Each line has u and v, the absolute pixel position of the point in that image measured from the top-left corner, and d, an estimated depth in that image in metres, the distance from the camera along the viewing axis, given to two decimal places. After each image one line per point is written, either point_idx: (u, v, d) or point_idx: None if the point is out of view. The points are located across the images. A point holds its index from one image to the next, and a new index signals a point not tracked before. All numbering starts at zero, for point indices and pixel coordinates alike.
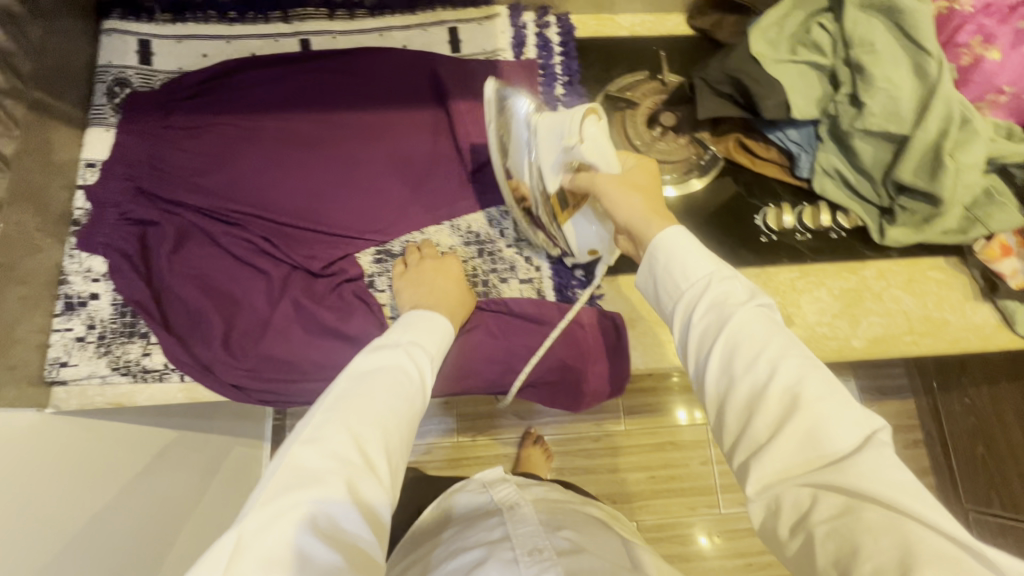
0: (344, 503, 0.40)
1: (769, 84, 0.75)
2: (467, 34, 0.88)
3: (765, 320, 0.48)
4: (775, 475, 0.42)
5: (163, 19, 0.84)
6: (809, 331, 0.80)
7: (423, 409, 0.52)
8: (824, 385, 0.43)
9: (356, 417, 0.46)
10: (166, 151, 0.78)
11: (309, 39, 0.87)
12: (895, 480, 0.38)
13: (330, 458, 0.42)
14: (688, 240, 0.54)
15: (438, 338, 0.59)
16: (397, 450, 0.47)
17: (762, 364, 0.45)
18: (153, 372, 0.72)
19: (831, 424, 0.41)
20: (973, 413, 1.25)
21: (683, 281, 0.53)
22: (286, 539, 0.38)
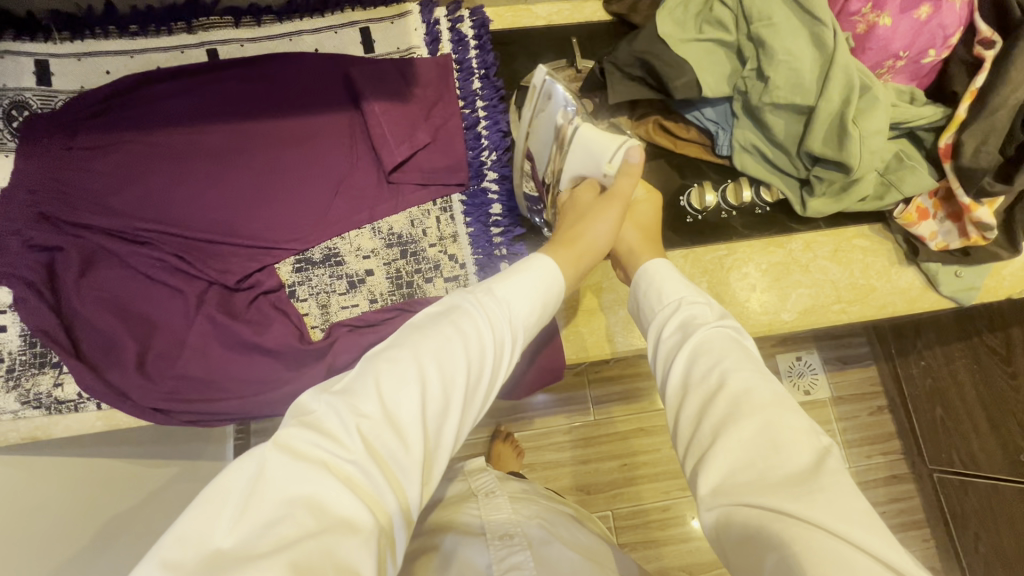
0: (369, 459, 0.37)
1: (677, 64, 0.75)
2: (380, 33, 0.87)
3: (727, 340, 0.52)
4: (722, 485, 0.41)
5: (60, 37, 0.81)
6: (740, 308, 0.81)
7: (485, 381, 0.45)
8: (777, 401, 0.45)
9: (401, 370, 0.42)
10: (67, 173, 0.75)
11: (217, 48, 0.85)
12: (850, 509, 0.37)
13: (365, 408, 0.39)
14: (670, 270, 0.61)
15: (530, 285, 0.52)
16: (440, 417, 0.42)
17: (714, 375, 0.48)
18: (67, 403, 0.69)
19: (784, 439, 0.42)
20: (931, 374, 1.25)
21: (658, 301, 0.59)
22: (300, 482, 0.35)
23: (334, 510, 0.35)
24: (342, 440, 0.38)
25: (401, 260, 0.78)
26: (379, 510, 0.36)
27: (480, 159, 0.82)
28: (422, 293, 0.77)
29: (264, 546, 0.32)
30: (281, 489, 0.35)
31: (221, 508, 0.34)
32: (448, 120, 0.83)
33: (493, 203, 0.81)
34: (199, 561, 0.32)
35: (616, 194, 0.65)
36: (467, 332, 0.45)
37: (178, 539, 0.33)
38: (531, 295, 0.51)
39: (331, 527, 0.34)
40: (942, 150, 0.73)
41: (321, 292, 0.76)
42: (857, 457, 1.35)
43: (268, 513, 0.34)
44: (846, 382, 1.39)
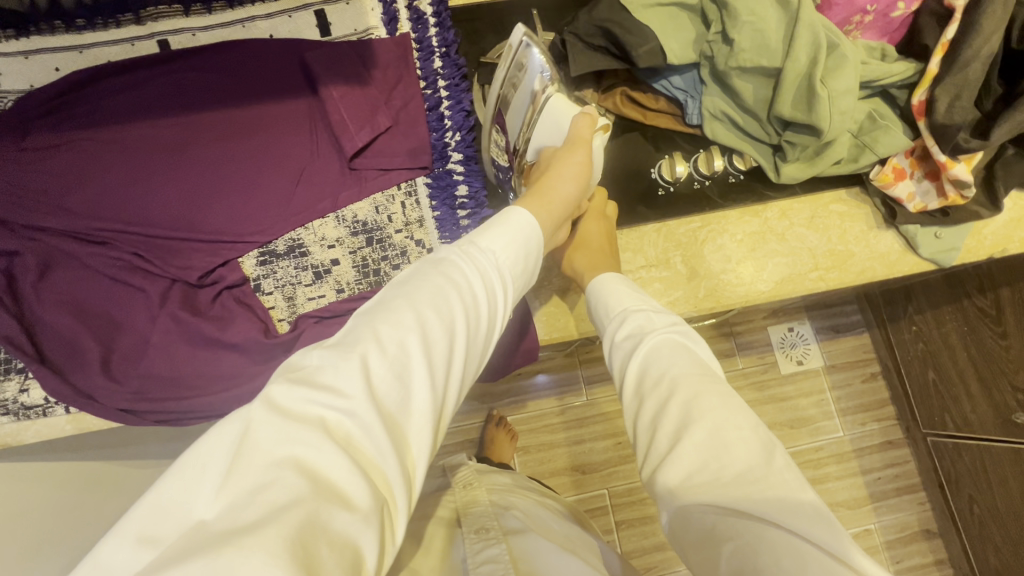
0: (365, 414, 0.35)
1: (640, 30, 0.72)
2: (335, 15, 0.84)
3: (675, 347, 0.51)
4: (678, 486, 0.41)
5: (6, 35, 0.79)
6: (716, 280, 0.79)
7: (477, 332, 0.44)
8: (727, 400, 0.45)
9: (393, 323, 0.40)
10: (22, 175, 0.74)
11: (167, 39, 0.82)
12: (794, 502, 0.37)
13: (359, 362, 0.37)
14: (619, 283, 0.62)
15: (515, 240, 0.50)
16: (442, 373, 0.40)
17: (664, 380, 0.48)
18: (35, 408, 0.69)
19: (732, 434, 0.42)
20: (921, 339, 1.24)
21: (610, 313, 0.59)
22: (290, 443, 0.32)
23: (329, 471, 0.32)
24: (338, 396, 0.35)
25: (367, 248, 0.76)
26: (377, 473, 0.34)
27: (444, 140, 0.80)
28: (390, 280, 0.76)
29: (250, 513, 0.29)
30: (271, 449, 0.32)
31: (200, 477, 0.31)
32: (409, 102, 0.81)
33: (459, 184, 0.79)
34: (180, 536, 0.28)
35: (575, 139, 0.65)
36: (457, 283, 0.44)
37: (155, 510, 0.30)
38: (523, 245, 0.50)
39: (327, 490, 0.31)
40: (915, 107, 0.70)
41: (287, 284, 0.75)
42: (850, 424, 1.34)
43: (255, 477, 0.31)
44: (838, 350, 1.38)
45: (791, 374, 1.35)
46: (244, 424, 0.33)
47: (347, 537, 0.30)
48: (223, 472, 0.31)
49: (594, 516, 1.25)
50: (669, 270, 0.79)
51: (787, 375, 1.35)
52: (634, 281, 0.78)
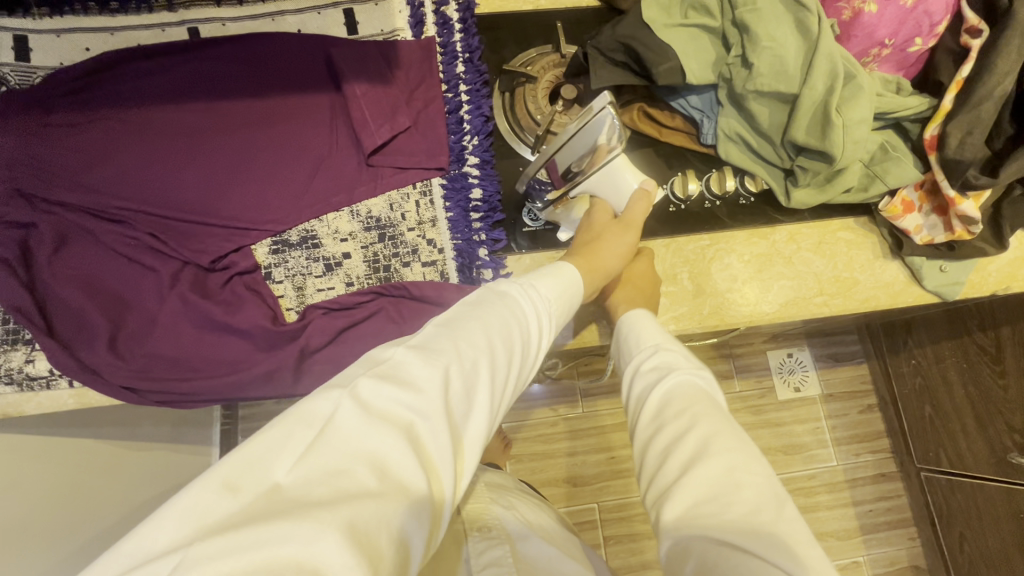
0: (436, 418, 0.38)
1: (661, 50, 0.74)
2: (364, 15, 0.86)
3: (694, 389, 0.51)
4: (688, 520, 0.42)
5: (41, 13, 0.81)
6: (722, 299, 0.80)
7: (524, 360, 0.47)
8: (746, 445, 0.46)
9: (467, 342, 0.43)
10: (47, 150, 0.76)
11: (198, 27, 0.84)
12: (805, 555, 0.39)
13: (438, 371, 0.40)
14: (648, 319, 0.62)
15: (561, 290, 0.54)
16: (496, 391, 0.43)
17: (684, 414, 0.49)
18: (38, 380, 0.69)
19: (750, 481, 0.43)
20: (920, 373, 1.24)
21: (635, 345, 0.59)
22: (372, 437, 0.36)
23: (399, 467, 0.35)
24: (417, 396, 0.38)
25: (379, 244, 0.77)
26: (435, 477, 0.37)
27: (461, 143, 0.81)
28: (400, 277, 0.76)
29: (323, 493, 0.32)
30: (351, 435, 0.35)
31: (285, 448, 0.34)
32: (430, 104, 0.82)
33: (474, 187, 0.79)
34: (263, 499, 0.31)
35: (629, 219, 0.71)
36: (518, 316, 0.48)
37: (239, 464, 0.33)
38: (566, 299, 0.55)
39: (394, 484, 0.34)
40: (928, 141, 0.71)
41: (297, 273, 0.75)
42: (843, 454, 1.34)
43: (335, 460, 0.34)
44: (837, 379, 1.39)
45: (788, 401, 1.36)
46: (330, 411, 0.36)
47: (404, 531, 0.33)
48: (306, 447, 0.34)
49: (582, 529, 1.24)
50: (676, 286, 0.80)
51: (783, 401, 1.36)
52: None
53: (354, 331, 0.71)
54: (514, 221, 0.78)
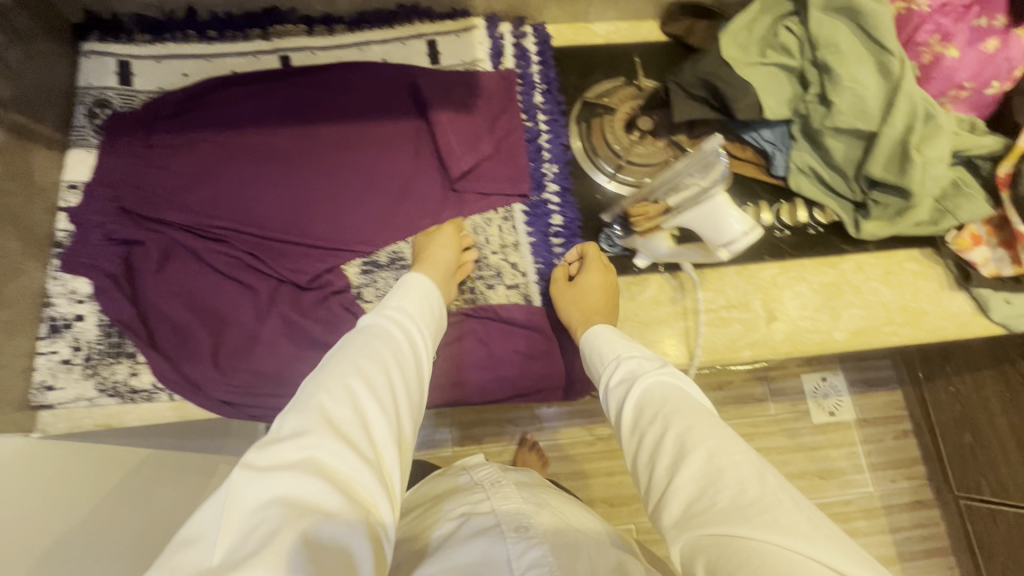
0: (321, 434, 0.43)
1: (741, 87, 0.77)
2: (447, 46, 0.89)
3: (669, 386, 0.55)
4: (681, 518, 0.44)
5: (143, 39, 0.84)
6: (793, 326, 0.82)
7: (405, 373, 0.53)
8: (718, 428, 0.48)
9: (347, 380, 0.48)
10: (150, 171, 0.79)
11: (290, 55, 0.87)
12: (791, 521, 0.40)
13: (313, 411, 0.45)
14: (612, 331, 0.67)
15: (422, 304, 0.62)
16: (388, 406, 0.49)
17: (658, 416, 0.52)
18: (141, 392, 0.71)
19: (724, 459, 0.45)
20: (959, 400, 1.24)
21: (604, 361, 0.63)
22: (279, 484, 0.40)
23: (319, 492, 0.40)
24: (299, 438, 0.43)
25: (465, 267, 0.80)
26: (357, 489, 0.42)
27: (541, 171, 0.84)
28: (485, 299, 0.79)
29: (252, 546, 0.37)
30: (256, 487, 0.40)
31: (220, 520, 0.39)
32: (511, 133, 0.85)
33: (554, 213, 0.83)
34: (219, 551, 0.37)
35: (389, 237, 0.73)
36: (391, 339, 0.55)
37: (170, 563, 0.36)
38: (421, 304, 0.63)
39: (308, 506, 0.40)
40: (1000, 179, 0.74)
41: (387, 293, 0.78)
42: (880, 479, 1.35)
43: (257, 500, 0.40)
44: (870, 404, 1.39)
45: (825, 425, 1.36)
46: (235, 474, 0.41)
47: (336, 540, 0.39)
48: (236, 501, 0.40)
49: None
50: (749, 312, 0.82)
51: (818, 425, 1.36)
52: (715, 320, 0.81)
53: (447, 349, 0.76)
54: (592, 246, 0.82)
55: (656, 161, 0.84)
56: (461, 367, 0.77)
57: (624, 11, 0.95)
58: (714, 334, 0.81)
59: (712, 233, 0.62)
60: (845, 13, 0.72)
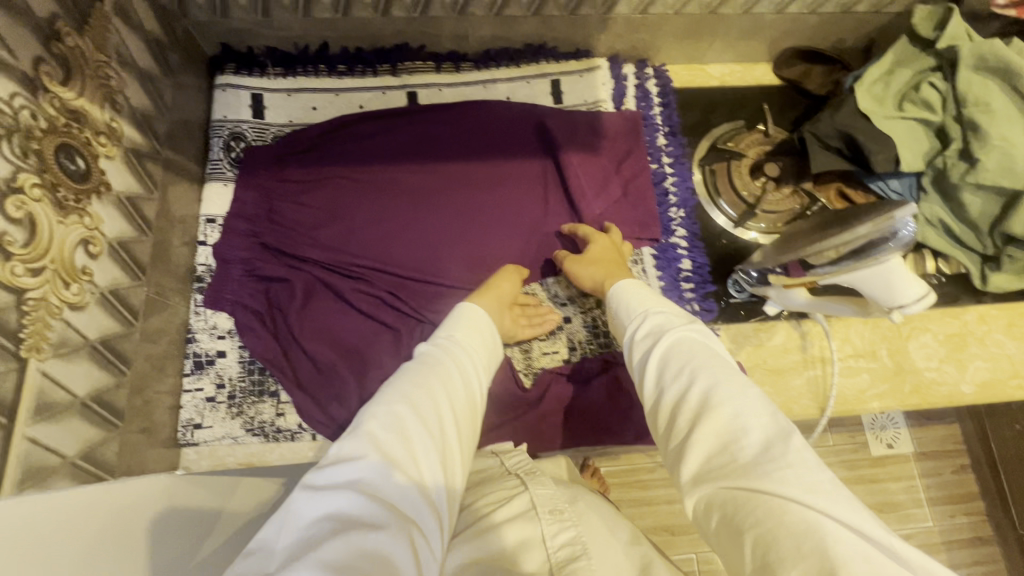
0: (372, 459, 0.42)
1: (882, 140, 0.77)
2: (569, 86, 0.90)
3: (692, 341, 0.51)
4: (702, 472, 0.42)
5: (275, 73, 0.85)
6: (920, 377, 0.82)
7: (455, 398, 0.50)
8: (743, 386, 0.45)
9: (402, 404, 0.47)
10: (284, 206, 0.78)
11: (417, 92, 0.88)
12: (811, 478, 0.38)
13: (362, 437, 0.43)
14: (641, 290, 0.61)
15: (472, 331, 0.59)
16: (440, 432, 0.47)
17: (684, 371, 0.48)
18: (285, 432, 0.72)
19: (752, 417, 0.43)
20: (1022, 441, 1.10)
21: (628, 317, 0.58)
22: (331, 502, 0.39)
23: (367, 509, 0.39)
24: (339, 464, 0.42)
25: (597, 309, 0.80)
26: (401, 508, 0.41)
27: (669, 215, 0.86)
28: (620, 344, 0.78)
29: (291, 556, 0.36)
30: (309, 506, 0.39)
31: (277, 536, 0.38)
32: (637, 176, 0.86)
33: (683, 258, 0.85)
34: (276, 561, 0.36)
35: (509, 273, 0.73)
36: (441, 366, 0.53)
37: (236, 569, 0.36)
38: (477, 332, 0.59)
39: (361, 521, 0.38)
40: None
41: (523, 336, 0.78)
42: (940, 515, 1.19)
43: (311, 517, 0.38)
44: (930, 437, 1.23)
45: (882, 459, 1.19)
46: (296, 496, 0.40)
47: (382, 551, 0.37)
48: (293, 517, 0.39)
49: None
50: (876, 361, 0.82)
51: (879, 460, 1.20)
52: (844, 369, 0.82)
53: (582, 392, 0.76)
54: (723, 292, 0.83)
55: (783, 208, 0.85)
56: (598, 413, 0.75)
57: (740, 54, 0.95)
58: (844, 384, 0.81)
59: (882, 295, 0.64)
60: (995, 72, 0.72)
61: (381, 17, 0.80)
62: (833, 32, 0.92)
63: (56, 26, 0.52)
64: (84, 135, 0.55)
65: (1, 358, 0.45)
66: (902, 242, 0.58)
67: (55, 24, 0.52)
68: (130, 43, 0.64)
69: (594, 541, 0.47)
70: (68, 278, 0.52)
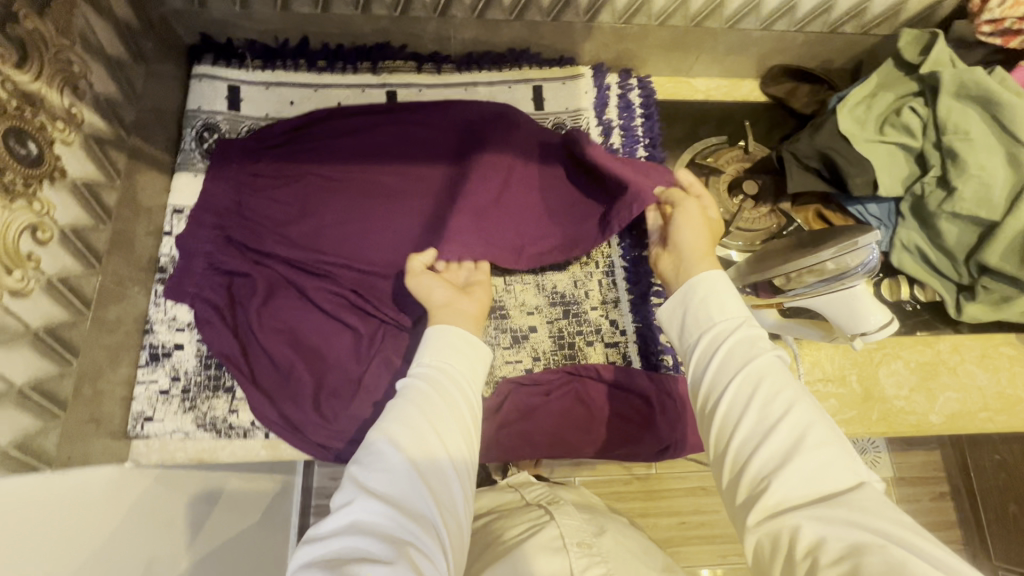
0: (365, 502, 0.45)
1: (860, 163, 0.76)
2: (551, 92, 0.89)
3: (783, 370, 0.50)
4: (779, 505, 0.42)
5: (254, 65, 0.84)
6: (889, 405, 0.81)
7: (440, 420, 0.51)
8: (831, 429, 0.46)
9: (380, 445, 0.49)
10: (251, 199, 0.78)
11: (397, 91, 0.87)
12: (898, 518, 0.40)
13: (354, 486, 0.46)
14: (726, 284, 0.57)
15: (455, 355, 0.58)
16: (429, 462, 0.48)
17: (774, 401, 0.47)
18: (238, 429, 0.71)
19: (837, 468, 0.43)
20: (1004, 470, 1.11)
21: (718, 314, 0.55)
22: (335, 544, 0.42)
23: (365, 543, 0.42)
24: (340, 510, 0.45)
25: (563, 320, 0.79)
26: (400, 534, 0.43)
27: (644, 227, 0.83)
28: (583, 356, 0.78)
29: None
30: (314, 549, 0.42)
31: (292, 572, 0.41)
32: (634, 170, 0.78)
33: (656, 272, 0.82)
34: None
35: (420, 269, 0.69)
36: (423, 395, 0.53)
37: None
38: (451, 347, 0.59)
39: (364, 553, 0.41)
40: None
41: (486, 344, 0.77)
42: None
43: (316, 559, 0.41)
44: (909, 463, 1.26)
45: None
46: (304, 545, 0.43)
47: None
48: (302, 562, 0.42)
49: None
50: (845, 387, 0.81)
51: None
52: (811, 393, 0.80)
53: (540, 407, 0.74)
54: None
55: (758, 227, 0.83)
56: (558, 427, 0.74)
57: (727, 69, 0.95)
58: None
59: (847, 323, 0.63)
60: (977, 101, 0.71)
61: (361, 15, 0.80)
62: (820, 51, 0.91)
63: (13, 8, 0.51)
64: (39, 119, 0.55)
65: None
66: (869, 267, 0.58)
67: (12, 6, 0.51)
68: (97, 28, 0.64)
69: (619, 572, 0.49)
70: (11, 263, 0.51)
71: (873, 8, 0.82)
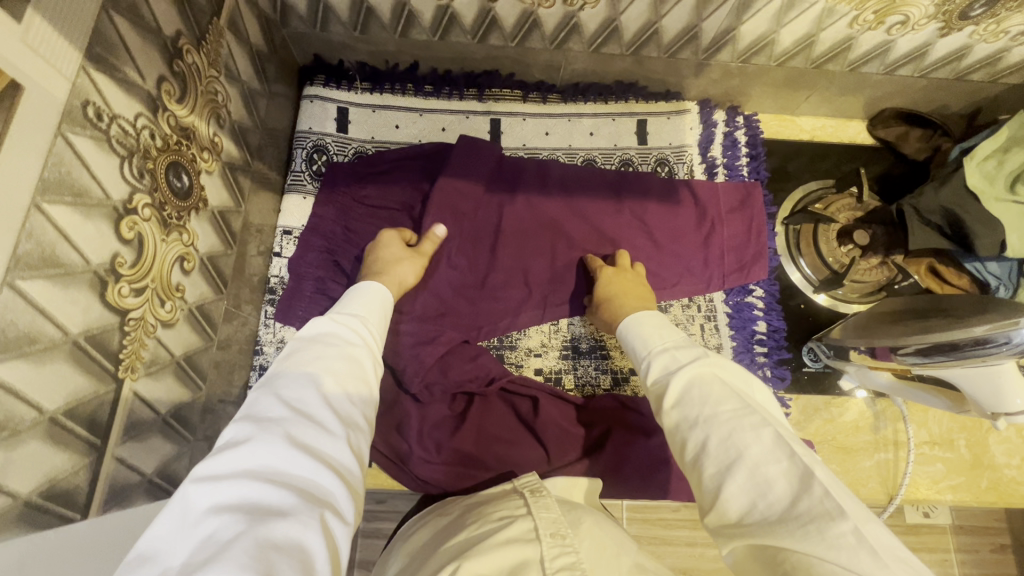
0: (278, 445, 0.37)
1: (989, 223, 0.72)
2: (655, 126, 0.87)
3: (711, 384, 0.47)
4: (731, 524, 0.40)
5: (362, 87, 0.84)
6: (999, 474, 0.77)
7: (358, 373, 0.46)
8: (761, 431, 0.42)
9: (290, 383, 0.42)
10: (360, 224, 0.78)
11: (501, 119, 0.87)
12: (831, 537, 0.35)
13: (262, 428, 0.38)
14: (650, 321, 0.58)
15: (367, 310, 0.55)
16: (347, 411, 0.43)
17: (698, 424, 0.44)
18: None
19: (773, 474, 0.39)
20: None
21: (642, 353, 0.55)
22: (234, 495, 0.34)
23: (275, 495, 0.35)
24: (239, 450, 0.37)
25: None
26: (316, 490, 0.37)
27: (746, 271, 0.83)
28: None
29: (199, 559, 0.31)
30: (200, 496, 0.34)
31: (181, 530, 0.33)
32: (717, 221, 0.82)
33: (759, 320, 0.82)
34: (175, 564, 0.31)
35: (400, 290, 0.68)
36: (337, 343, 0.47)
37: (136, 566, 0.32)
38: (376, 313, 0.56)
39: (267, 506, 0.34)
40: None
41: (587, 384, 0.78)
42: None
43: (202, 509, 0.34)
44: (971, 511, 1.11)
45: (916, 526, 1.09)
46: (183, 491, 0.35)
47: (293, 538, 0.33)
48: (183, 512, 0.34)
49: None
50: (952, 452, 0.78)
51: (913, 528, 1.09)
52: (916, 456, 0.78)
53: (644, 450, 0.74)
54: (796, 359, 0.81)
55: (869, 279, 0.82)
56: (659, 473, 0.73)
57: (835, 108, 0.91)
58: (915, 471, 0.77)
59: (986, 400, 0.60)
60: None
61: (477, 43, 0.79)
62: (940, 96, 0.87)
63: (178, 44, 0.52)
64: (191, 151, 0.55)
65: (102, 380, 0.44)
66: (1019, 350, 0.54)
67: (178, 42, 0.52)
68: (237, 56, 0.64)
69: (596, 564, 0.42)
70: (164, 295, 0.52)
71: (1009, 58, 0.78)
